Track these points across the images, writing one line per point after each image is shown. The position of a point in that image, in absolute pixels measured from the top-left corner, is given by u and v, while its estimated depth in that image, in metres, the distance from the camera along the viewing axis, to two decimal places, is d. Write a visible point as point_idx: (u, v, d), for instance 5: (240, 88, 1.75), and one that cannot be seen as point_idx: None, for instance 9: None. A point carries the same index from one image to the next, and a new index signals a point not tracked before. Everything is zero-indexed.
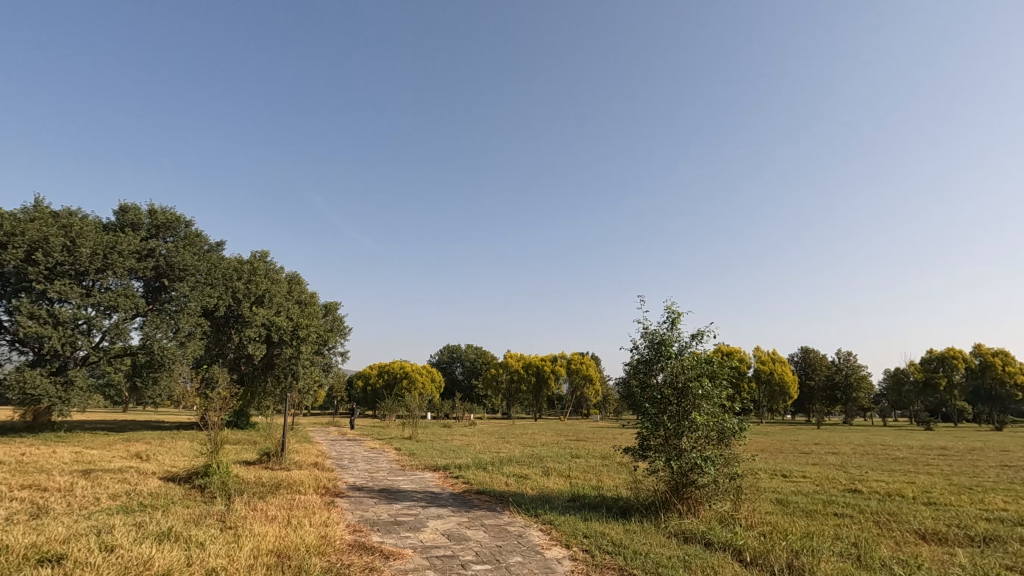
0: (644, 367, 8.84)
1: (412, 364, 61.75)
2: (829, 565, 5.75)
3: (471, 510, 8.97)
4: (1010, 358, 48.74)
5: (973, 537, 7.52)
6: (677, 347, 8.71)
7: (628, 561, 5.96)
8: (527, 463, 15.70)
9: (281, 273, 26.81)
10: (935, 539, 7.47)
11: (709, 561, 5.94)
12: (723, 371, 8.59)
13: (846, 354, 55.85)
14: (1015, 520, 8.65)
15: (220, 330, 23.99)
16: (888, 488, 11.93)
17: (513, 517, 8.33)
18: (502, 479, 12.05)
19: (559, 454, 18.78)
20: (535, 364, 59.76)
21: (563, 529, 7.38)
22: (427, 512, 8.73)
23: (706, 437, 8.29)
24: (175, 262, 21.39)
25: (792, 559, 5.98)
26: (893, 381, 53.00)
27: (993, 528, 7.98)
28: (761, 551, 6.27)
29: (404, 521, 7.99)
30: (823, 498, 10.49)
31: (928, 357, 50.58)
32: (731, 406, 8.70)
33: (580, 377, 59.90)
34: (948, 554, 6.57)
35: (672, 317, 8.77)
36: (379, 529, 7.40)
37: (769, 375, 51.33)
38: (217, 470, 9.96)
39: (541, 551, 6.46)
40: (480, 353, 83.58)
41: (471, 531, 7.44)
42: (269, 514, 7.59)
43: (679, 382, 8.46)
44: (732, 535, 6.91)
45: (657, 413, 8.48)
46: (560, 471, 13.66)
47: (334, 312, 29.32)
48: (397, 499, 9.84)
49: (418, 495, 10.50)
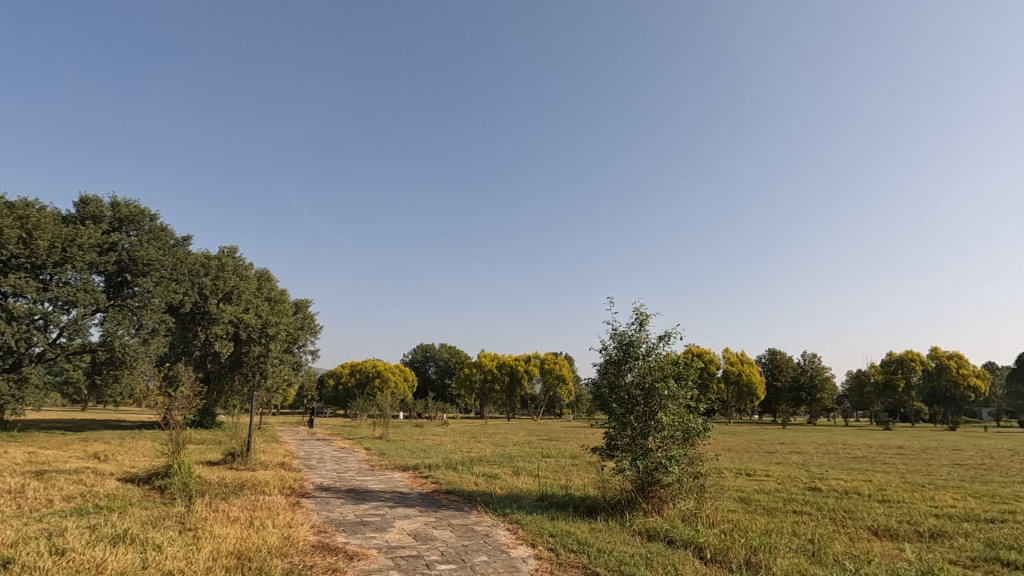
0: (613, 367, 8.94)
1: (385, 363, 61.17)
2: (785, 562, 5.93)
3: (439, 509, 8.95)
4: (964, 361, 50.92)
5: (923, 533, 7.85)
6: (645, 347, 8.85)
7: (592, 559, 6.03)
8: (497, 463, 15.70)
9: (250, 269, 26.29)
10: (886, 535, 7.77)
11: (671, 559, 6.05)
12: (689, 372, 8.76)
13: (812, 356, 57.46)
14: (963, 516, 9.04)
15: (185, 327, 23.39)
16: (847, 486, 12.30)
17: (481, 517, 8.35)
18: (471, 479, 12.04)
19: (529, 454, 18.81)
20: (509, 363, 59.87)
21: (529, 527, 7.43)
22: (394, 512, 8.67)
23: (672, 437, 8.43)
24: (138, 256, 20.74)
25: (750, 556, 6.16)
26: (855, 382, 54.86)
27: (942, 524, 8.33)
28: (721, 548, 6.43)
29: (370, 521, 7.94)
30: (784, 496, 10.77)
31: (888, 358, 52.40)
32: (697, 406, 8.88)
33: (554, 376, 60.39)
34: (898, 550, 6.83)
35: (641, 318, 8.91)
36: (345, 530, 7.34)
37: (738, 376, 52.45)
38: (178, 470, 9.72)
39: (507, 551, 6.49)
40: (455, 352, 83.42)
41: (438, 530, 7.42)
42: (231, 515, 7.46)
43: (646, 382, 8.59)
44: (694, 533, 7.06)
45: (624, 412, 8.60)
46: (530, 471, 13.70)
47: (304, 310, 28.86)
48: (364, 499, 9.75)
49: (386, 495, 10.42)
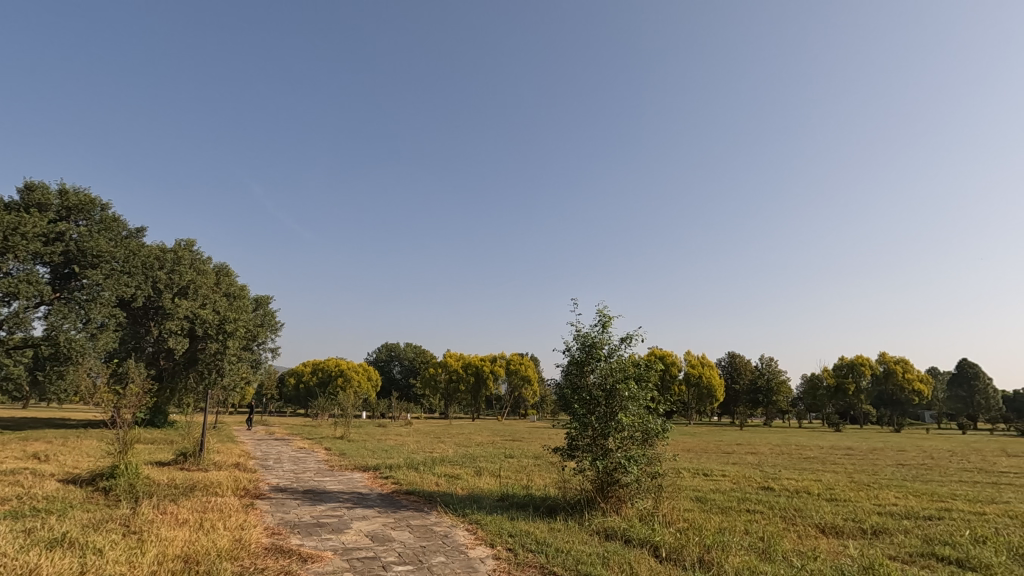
0: (576, 368, 9.00)
1: (349, 362, 60.20)
2: (737, 559, 6.09)
3: (398, 510, 8.85)
4: (909, 365, 53.46)
5: (866, 529, 8.19)
6: (607, 349, 8.96)
7: (549, 559, 6.07)
8: (460, 463, 15.63)
9: (208, 263, 25.44)
10: (832, 532, 8.08)
11: (627, 558, 6.14)
12: (650, 374, 8.90)
13: (768, 359, 59.39)
14: (904, 514, 9.49)
15: (137, 322, 22.47)
16: (797, 485, 12.76)
17: (440, 517, 8.30)
18: (432, 479, 11.96)
19: (493, 454, 18.80)
20: (475, 364, 59.80)
21: (489, 528, 7.42)
22: (352, 513, 8.54)
23: (632, 437, 8.56)
24: (87, 247, 19.74)
25: (704, 554, 6.30)
26: (809, 385, 56.95)
27: (884, 521, 8.71)
28: (676, 547, 6.56)
29: (327, 522, 7.79)
30: (738, 495, 11.08)
31: (839, 363, 54.55)
32: (657, 408, 9.04)
33: (519, 377, 60.62)
34: (842, 547, 7.11)
35: (604, 320, 9.01)
36: (300, 532, 7.16)
37: (698, 378, 53.74)
38: (124, 472, 9.31)
39: (465, 551, 6.47)
40: (420, 352, 82.83)
41: (396, 531, 7.34)
42: (179, 518, 7.19)
43: (608, 383, 8.70)
44: (650, 532, 7.18)
45: (585, 413, 8.67)
46: (492, 471, 13.71)
47: (265, 306, 28.14)
48: (322, 500, 9.57)
49: (345, 495, 10.25)
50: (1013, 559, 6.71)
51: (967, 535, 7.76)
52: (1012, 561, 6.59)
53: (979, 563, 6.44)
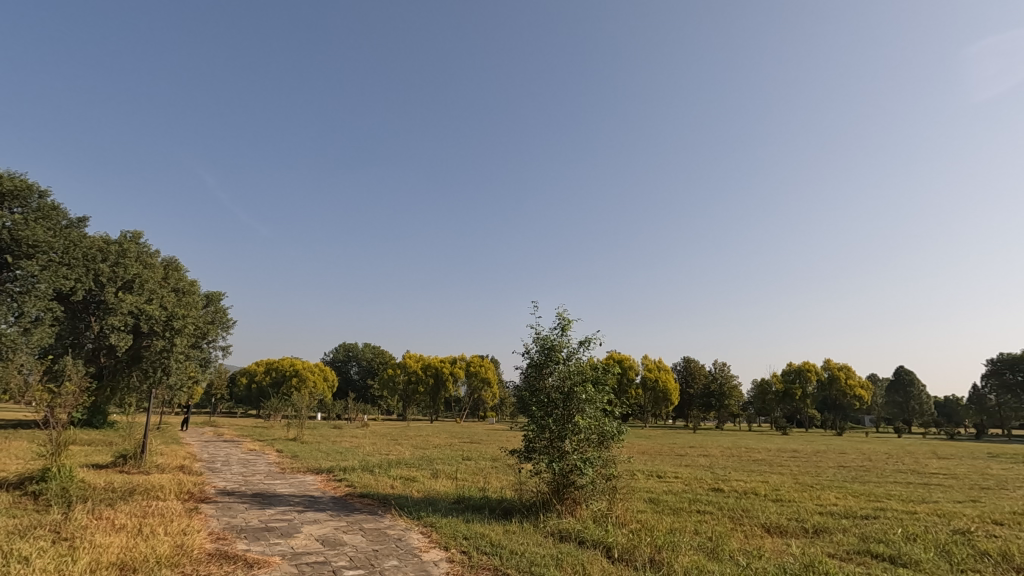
0: (535, 371, 9.04)
1: (304, 362, 58.68)
2: (686, 559, 6.24)
3: (351, 513, 8.66)
4: (851, 372, 55.86)
5: (808, 529, 8.54)
6: (566, 352, 9.04)
7: (503, 561, 6.06)
8: (416, 465, 15.48)
9: (156, 256, 24.36)
10: (776, 531, 8.39)
11: (580, 558, 6.21)
12: (606, 377, 9.04)
13: (721, 365, 61.20)
14: (842, 513, 9.96)
15: (76, 317, 21.30)
16: (745, 487, 13.19)
17: (394, 520, 8.19)
18: (387, 481, 11.78)
19: (450, 456, 18.69)
20: (435, 365, 59.27)
21: (443, 530, 7.37)
22: (302, 516, 8.31)
23: (588, 439, 8.65)
24: (22, 236, 18.61)
25: (655, 554, 6.44)
26: (758, 390, 59.00)
27: (825, 521, 9.10)
28: (628, 547, 6.67)
29: (276, 527, 7.55)
30: (689, 496, 11.37)
31: (787, 369, 56.66)
32: (613, 410, 9.17)
33: (479, 379, 60.49)
34: (786, 545, 7.39)
35: (563, 323, 9.11)
36: (247, 537, 6.91)
37: (654, 382, 54.89)
38: (57, 475, 8.77)
39: (419, 554, 6.40)
40: (379, 352, 81.64)
41: (348, 535, 7.17)
42: (116, 523, 6.84)
43: (565, 386, 8.78)
44: (604, 533, 7.27)
45: (543, 416, 8.71)
46: (449, 473, 13.65)
47: (217, 303, 27.16)
48: (271, 504, 9.26)
49: (296, 498, 9.96)
50: (940, 555, 7.12)
51: (899, 533, 8.19)
52: (939, 556, 7.00)
53: (910, 559, 6.80)
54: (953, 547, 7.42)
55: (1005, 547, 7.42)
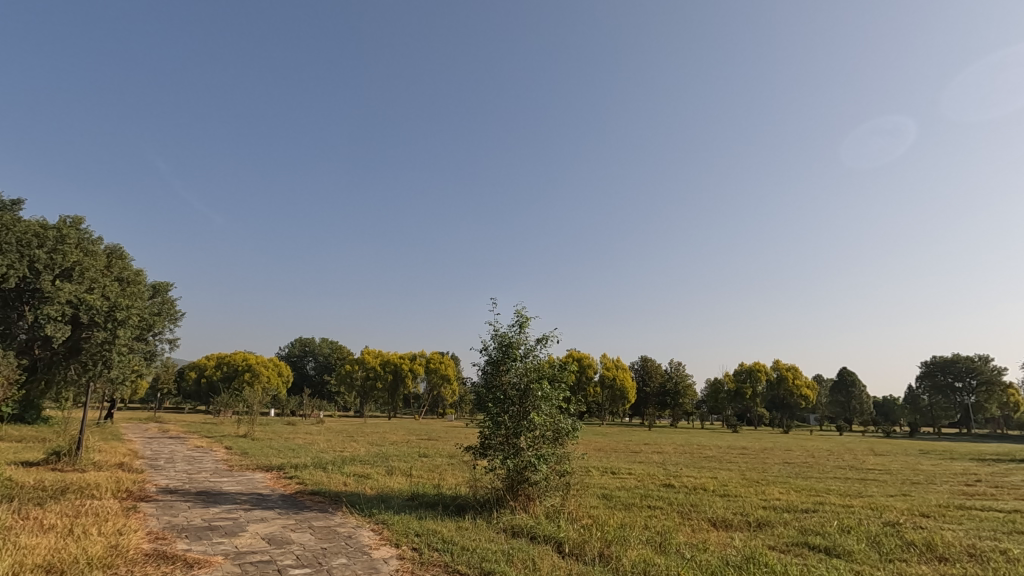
0: (492, 367, 9.04)
1: (257, 357, 56.98)
2: (633, 552, 6.38)
3: (301, 512, 8.46)
4: (799, 372, 58.16)
5: (751, 523, 8.86)
6: (523, 349, 9.08)
7: (454, 557, 6.06)
8: (371, 462, 15.29)
9: (99, 243, 23.20)
10: (722, 526, 8.67)
11: (531, 554, 6.25)
12: (563, 374, 9.12)
13: (677, 364, 62.73)
14: (784, 508, 10.38)
15: (7, 306, 20.09)
16: (695, 483, 13.58)
17: (345, 518, 8.04)
18: (340, 479, 11.57)
19: (406, 453, 18.55)
20: (393, 362, 58.40)
21: (395, 527, 7.31)
22: (249, 515, 8.09)
23: (543, 436, 8.70)
24: None
25: (604, 548, 6.55)
26: (712, 389, 60.89)
27: (768, 515, 9.45)
28: (579, 542, 6.77)
29: (220, 525, 7.30)
30: (641, 492, 11.62)
31: (739, 368, 58.57)
32: (568, 408, 9.27)
33: (439, 376, 60.23)
34: (730, 539, 7.65)
35: (521, 321, 9.14)
36: (188, 536, 6.66)
37: (612, 380, 55.82)
38: None
39: (368, 552, 6.31)
40: (336, 347, 80.20)
41: (296, 534, 7.01)
42: (44, 523, 6.47)
43: (522, 383, 8.82)
44: (555, 529, 7.36)
45: (499, 412, 8.73)
46: (404, 470, 13.52)
47: (164, 294, 26.06)
48: (216, 502, 8.93)
49: (243, 497, 9.63)
50: (870, 546, 7.52)
51: (835, 526, 8.60)
52: (869, 547, 7.40)
53: (843, 550, 7.15)
54: (883, 538, 7.86)
55: (929, 537, 7.91)
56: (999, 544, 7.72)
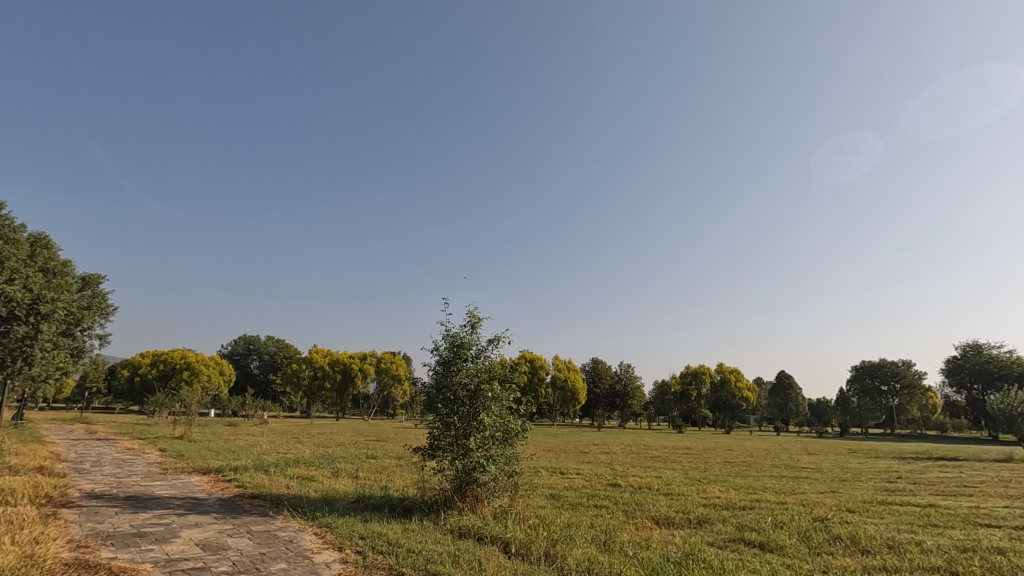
0: (442, 368, 8.98)
1: (197, 355, 54.43)
2: (579, 551, 6.47)
3: (239, 516, 8.15)
4: (741, 375, 60.53)
5: (692, 520, 9.17)
6: (475, 349, 9.06)
7: (399, 559, 5.97)
8: (317, 464, 14.90)
9: (21, 230, 21.56)
10: (664, 523, 8.94)
11: (477, 555, 6.24)
12: (514, 375, 9.15)
13: (626, 366, 64.04)
14: (724, 505, 10.78)
15: None
16: (641, 482, 13.92)
17: (286, 522, 7.80)
18: (282, 481, 11.21)
19: (353, 454, 18.18)
20: (343, 361, 57.14)
21: (339, 530, 7.14)
22: (183, 520, 7.71)
23: (492, 437, 8.70)
24: None
25: (550, 547, 6.62)
26: (659, 391, 62.60)
27: (709, 513, 9.80)
28: (525, 542, 6.81)
29: (149, 532, 6.92)
30: (588, 492, 11.81)
31: (685, 371, 60.43)
32: (518, 408, 9.31)
33: (390, 376, 59.35)
34: (671, 536, 7.89)
35: (473, 321, 9.12)
36: (113, 544, 6.28)
37: (564, 382, 56.47)
38: None
39: (310, 556, 6.14)
40: (283, 346, 77.66)
41: (232, 539, 6.74)
42: None
43: (473, 384, 8.79)
44: (503, 529, 7.38)
45: (448, 413, 8.67)
46: (350, 472, 13.23)
47: (94, 286, 24.48)
48: (147, 507, 8.48)
49: (176, 501, 9.17)
50: (801, 540, 7.91)
51: (770, 522, 9.02)
52: (800, 541, 7.79)
53: (776, 545, 7.50)
54: (812, 532, 8.30)
55: (854, 531, 8.40)
56: (915, 536, 8.28)
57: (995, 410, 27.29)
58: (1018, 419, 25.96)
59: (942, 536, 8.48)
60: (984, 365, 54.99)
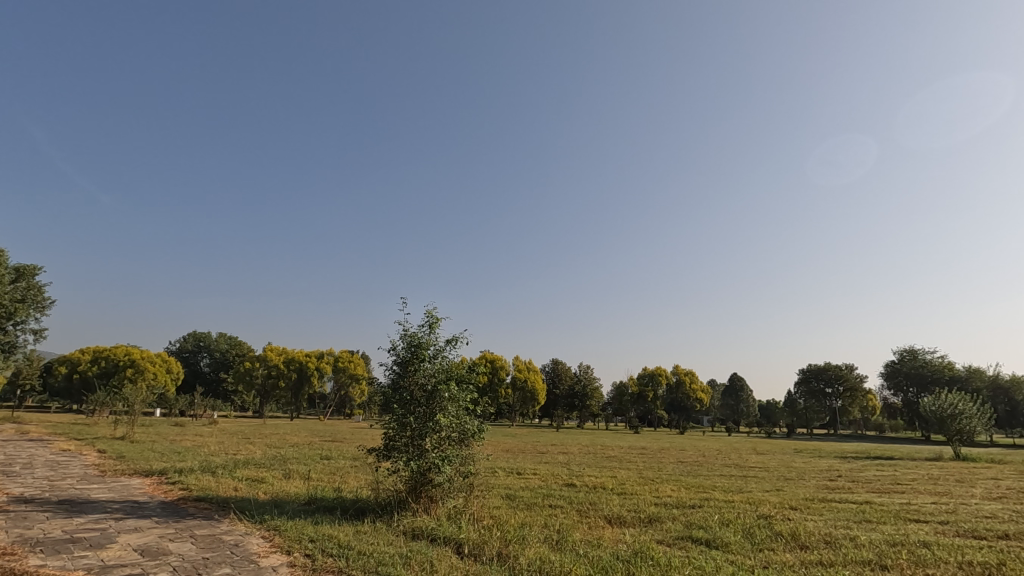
0: (399, 368, 8.89)
1: (142, 351, 52.06)
2: (531, 551, 6.53)
3: (182, 519, 7.86)
4: (695, 377, 62.13)
5: (643, 519, 9.38)
6: (432, 349, 9.01)
7: (349, 563, 5.87)
8: (268, 465, 14.54)
9: None
10: (616, 522, 9.12)
11: (429, 556, 6.21)
12: (472, 376, 9.14)
13: (585, 367, 64.83)
14: (674, 504, 11.06)
15: None
16: (596, 481, 14.15)
17: (233, 525, 7.56)
18: (230, 483, 10.87)
19: (307, 455, 17.77)
20: (298, 359, 55.70)
21: (288, 534, 6.96)
22: (120, 524, 7.38)
23: (448, 437, 8.68)
24: None
25: (503, 548, 6.66)
26: (617, 391, 63.69)
27: (660, 511, 10.04)
28: (478, 543, 6.82)
29: (84, 538, 6.59)
30: (544, 492, 11.90)
31: (642, 373, 61.63)
32: (476, 409, 9.31)
33: (347, 374, 58.41)
34: (622, 535, 8.07)
35: (431, 321, 9.06)
36: (43, 551, 5.96)
37: (524, 382, 56.72)
38: None
39: (256, 560, 5.98)
40: (235, 343, 75.19)
41: (175, 543, 6.50)
42: None
43: (430, 384, 8.75)
44: (456, 529, 7.37)
45: (404, 414, 8.59)
46: (304, 473, 12.95)
47: (29, 278, 23.13)
48: (81, 511, 8.06)
49: (115, 504, 8.76)
50: (745, 537, 8.21)
51: (717, 520, 9.31)
52: (744, 538, 8.08)
53: (721, 541, 7.77)
54: (756, 529, 8.63)
55: (794, 527, 8.79)
56: (851, 532, 8.71)
57: (928, 411, 28.92)
58: (948, 421, 27.60)
59: (875, 531, 8.96)
60: (919, 369, 58.24)
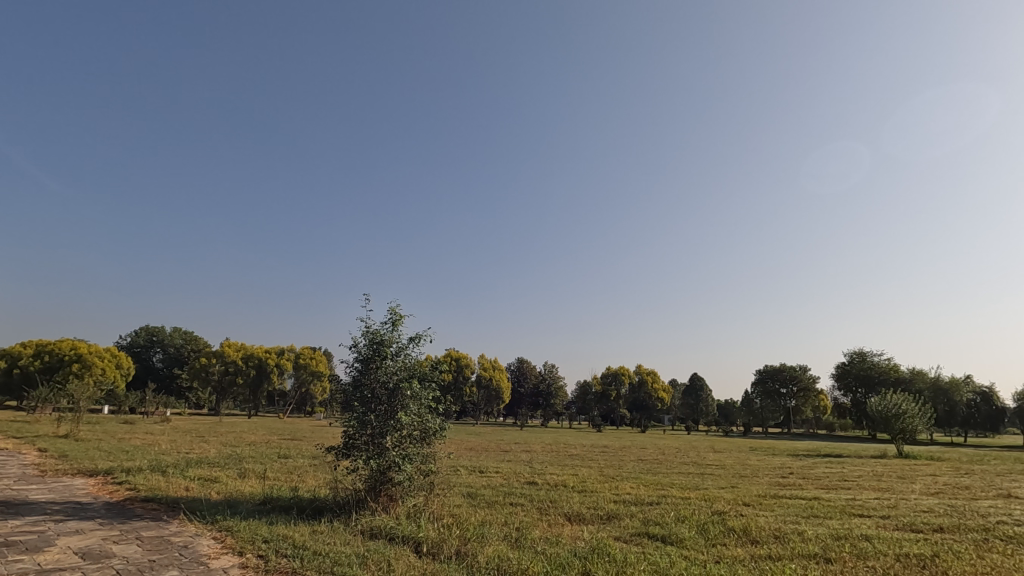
0: (360, 365, 8.76)
1: (90, 346, 49.73)
2: (489, 549, 6.55)
3: (128, 520, 7.56)
4: (657, 377, 63.37)
5: (601, 516, 9.52)
6: (395, 347, 8.91)
7: (304, 563, 5.77)
8: (222, 464, 14.12)
9: None
10: (575, 519, 9.24)
11: (386, 555, 6.15)
12: (435, 374, 9.10)
13: (551, 366, 65.25)
14: (632, 501, 11.26)
15: None
16: (557, 479, 14.27)
17: (182, 526, 7.31)
18: (182, 483, 10.51)
19: (264, 454, 17.32)
20: (258, 356, 54.29)
21: (240, 534, 6.78)
22: (60, 526, 7.04)
23: (409, 436, 8.60)
24: None
25: (461, 546, 6.65)
26: (581, 391, 64.41)
27: (618, 508, 10.20)
28: (437, 541, 6.80)
29: (19, 541, 6.26)
30: (505, 490, 11.93)
31: (606, 372, 62.53)
32: (438, 407, 9.25)
33: (309, 371, 57.34)
34: (580, 532, 8.18)
35: (394, 319, 8.97)
36: None
37: (489, 380, 56.72)
38: None
39: (206, 562, 5.80)
40: (191, 338, 72.73)
41: (120, 546, 6.25)
42: None
43: (392, 381, 8.65)
44: (415, 528, 7.32)
45: (364, 412, 8.48)
46: (260, 473, 12.62)
47: None
48: (17, 513, 7.65)
49: (55, 506, 8.37)
50: (700, 533, 8.44)
51: (672, 516, 9.53)
52: (698, 534, 8.31)
53: (676, 537, 7.96)
54: (710, 525, 8.88)
55: (745, 522, 9.08)
56: (798, 526, 9.07)
57: (874, 411, 30.25)
58: (892, 420, 28.94)
59: (820, 525, 9.34)
60: (867, 371, 60.95)
